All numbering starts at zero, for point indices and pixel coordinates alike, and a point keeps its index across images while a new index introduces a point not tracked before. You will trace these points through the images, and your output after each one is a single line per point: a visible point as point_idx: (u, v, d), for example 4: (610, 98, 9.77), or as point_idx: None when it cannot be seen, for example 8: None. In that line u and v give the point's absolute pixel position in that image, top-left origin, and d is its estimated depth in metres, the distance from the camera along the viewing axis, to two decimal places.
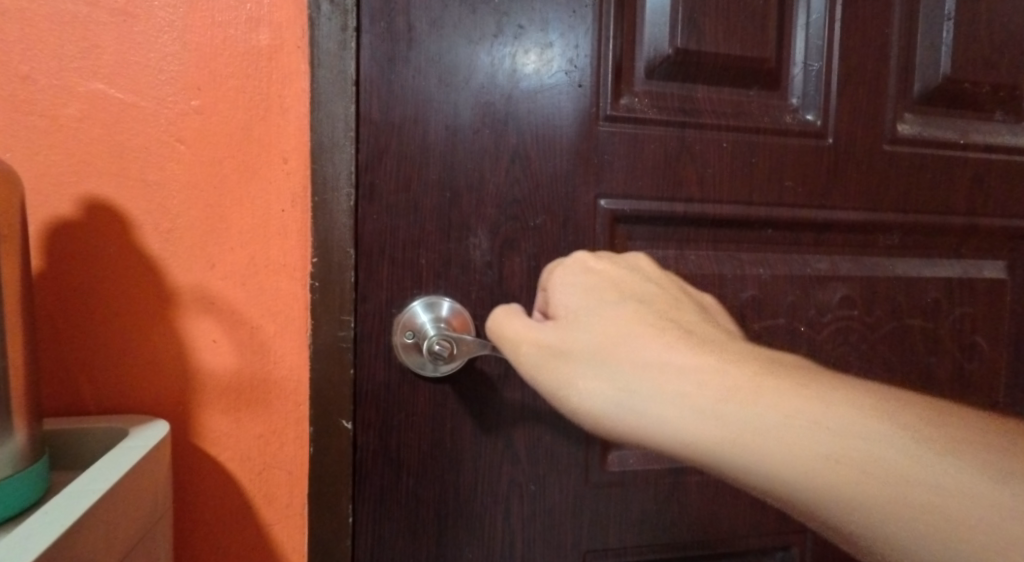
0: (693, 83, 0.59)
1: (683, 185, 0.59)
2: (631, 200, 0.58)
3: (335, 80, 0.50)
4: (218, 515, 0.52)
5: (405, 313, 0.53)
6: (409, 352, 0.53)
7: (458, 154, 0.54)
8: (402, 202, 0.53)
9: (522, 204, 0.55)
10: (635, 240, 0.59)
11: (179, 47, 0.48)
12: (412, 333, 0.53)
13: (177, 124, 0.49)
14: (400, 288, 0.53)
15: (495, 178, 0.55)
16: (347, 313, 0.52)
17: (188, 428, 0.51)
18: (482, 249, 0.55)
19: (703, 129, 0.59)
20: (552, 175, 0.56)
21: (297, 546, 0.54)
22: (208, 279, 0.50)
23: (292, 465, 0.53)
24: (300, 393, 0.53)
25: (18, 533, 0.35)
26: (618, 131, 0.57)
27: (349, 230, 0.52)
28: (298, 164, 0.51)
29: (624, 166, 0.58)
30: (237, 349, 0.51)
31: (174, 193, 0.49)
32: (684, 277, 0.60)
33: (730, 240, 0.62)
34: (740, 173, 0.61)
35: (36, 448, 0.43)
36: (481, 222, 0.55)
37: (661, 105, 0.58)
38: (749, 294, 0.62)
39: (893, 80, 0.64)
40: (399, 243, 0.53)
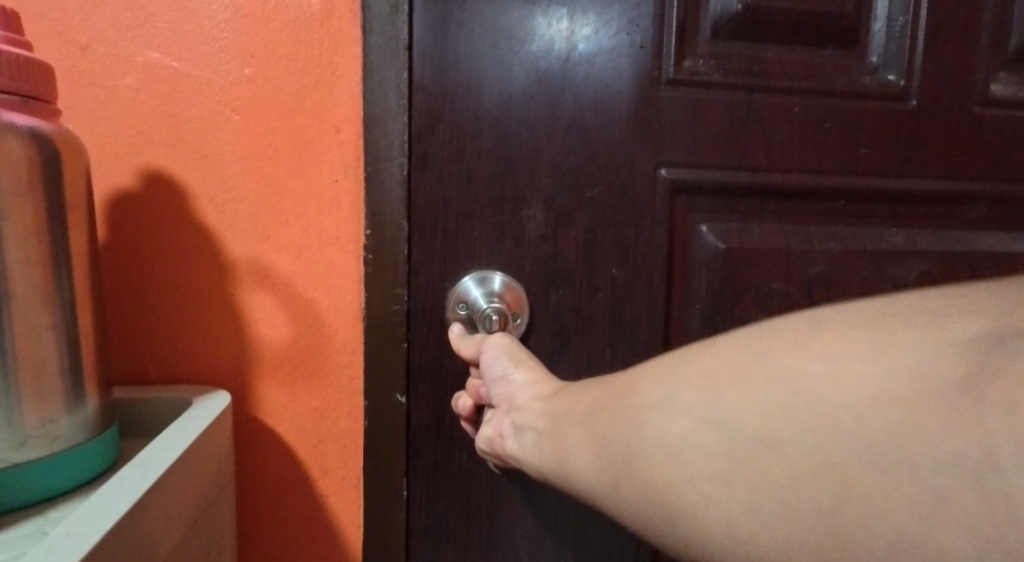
0: (763, 43, 0.55)
1: (749, 153, 0.56)
2: (693, 170, 0.55)
3: (387, 45, 0.49)
4: (275, 485, 0.53)
5: (462, 281, 0.52)
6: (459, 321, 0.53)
7: (513, 121, 0.52)
8: (455, 172, 0.51)
9: (578, 173, 0.53)
10: (697, 212, 0.57)
11: (231, 14, 0.47)
12: (465, 303, 0.52)
13: (230, 94, 0.48)
14: (453, 260, 0.52)
15: (551, 146, 0.52)
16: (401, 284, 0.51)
17: (246, 400, 0.51)
18: (537, 222, 0.53)
19: (771, 93, 0.56)
20: (611, 143, 0.53)
21: (353, 518, 0.54)
22: (263, 251, 0.50)
23: (347, 439, 0.53)
24: (353, 367, 0.52)
25: (94, 500, 0.35)
26: (681, 96, 0.54)
27: (401, 201, 0.51)
28: (350, 134, 0.50)
29: (687, 134, 0.55)
30: (292, 321, 0.51)
31: (229, 164, 0.49)
32: (749, 251, 0.57)
33: (798, 211, 0.58)
34: (811, 142, 0.57)
35: (105, 416, 0.44)
36: (537, 192, 0.53)
37: (728, 68, 0.55)
38: (817, 270, 0.58)
39: (988, 37, 0.59)
40: (451, 213, 0.52)
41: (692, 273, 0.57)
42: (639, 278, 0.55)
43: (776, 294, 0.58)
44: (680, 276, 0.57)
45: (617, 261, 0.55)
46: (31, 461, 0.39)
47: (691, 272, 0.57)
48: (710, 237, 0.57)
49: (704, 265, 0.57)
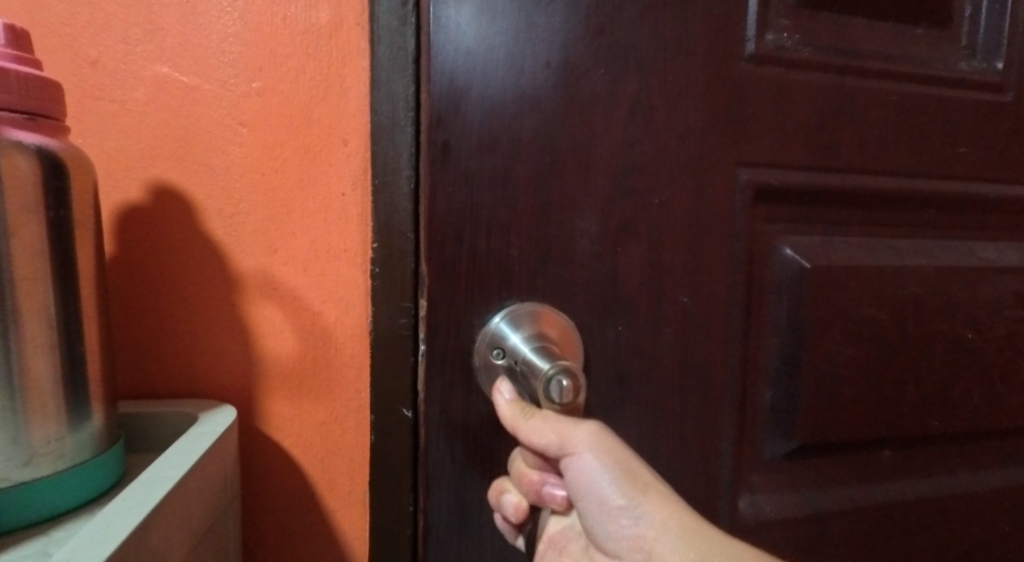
0: (850, 13, 0.52)
1: (841, 151, 0.52)
2: (776, 170, 0.51)
3: (395, 57, 0.46)
4: (282, 500, 0.52)
5: (497, 319, 0.46)
6: (492, 369, 0.46)
7: (561, 106, 0.45)
8: (489, 168, 0.45)
9: (641, 171, 0.48)
10: (776, 223, 0.52)
11: (241, 27, 0.47)
12: (502, 349, 0.46)
13: (239, 107, 0.48)
14: (492, 276, 0.46)
15: (608, 141, 0.47)
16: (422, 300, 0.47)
17: (253, 414, 0.51)
18: (590, 235, 0.47)
19: (865, 75, 0.52)
20: (668, 142, 0.48)
21: (359, 533, 0.53)
22: (271, 264, 0.50)
23: (353, 453, 0.52)
24: (361, 380, 0.52)
25: (99, 523, 0.35)
26: (762, 77, 0.49)
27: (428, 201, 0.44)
28: (358, 145, 0.49)
29: (772, 126, 0.50)
30: (299, 334, 0.51)
31: (237, 177, 0.49)
32: (838, 270, 0.53)
33: (876, 219, 0.55)
34: (904, 133, 0.54)
35: (111, 432, 0.44)
36: (589, 199, 0.47)
37: (815, 43, 0.51)
38: (911, 291, 0.55)
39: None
40: (491, 218, 0.45)
41: (772, 302, 0.52)
42: (711, 311, 0.50)
43: (868, 320, 0.54)
44: (760, 303, 0.52)
45: (685, 287, 0.50)
46: (35, 479, 0.39)
47: (770, 300, 0.52)
48: (793, 256, 0.52)
49: (785, 289, 0.52)
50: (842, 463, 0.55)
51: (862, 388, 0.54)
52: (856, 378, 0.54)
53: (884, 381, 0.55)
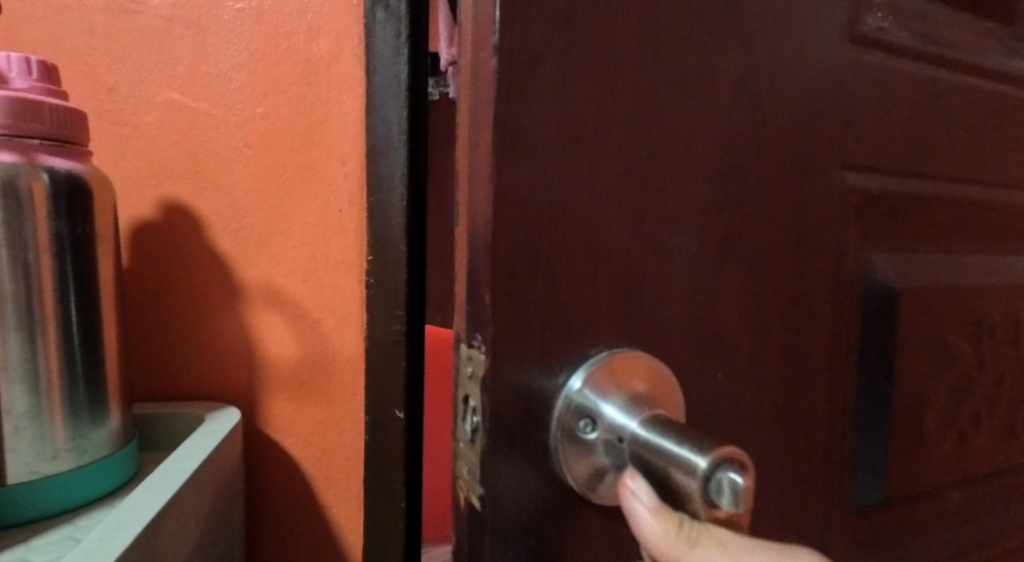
0: (933, 3, 0.44)
1: (929, 153, 0.43)
2: (879, 176, 0.41)
3: (390, 85, 0.50)
4: (283, 495, 0.56)
5: (587, 376, 0.29)
6: (582, 453, 0.29)
7: (651, 67, 0.30)
8: (565, 158, 0.28)
9: (746, 171, 0.34)
10: (869, 243, 0.41)
11: (246, 57, 0.51)
12: (596, 422, 0.29)
13: (244, 130, 0.52)
14: (578, 321, 0.30)
15: (714, 124, 0.32)
16: (479, 344, 0.28)
17: (255, 415, 0.55)
18: (689, 257, 0.32)
19: (953, 73, 0.44)
20: (800, 136, 0.36)
21: (356, 529, 0.56)
22: (273, 275, 0.53)
23: (350, 452, 0.55)
24: (357, 383, 0.55)
25: (121, 510, 0.38)
26: (869, 63, 0.38)
27: (501, 210, 0.27)
28: (355, 166, 0.53)
29: (875, 117, 0.39)
30: (299, 341, 0.54)
31: (242, 195, 0.53)
32: (927, 294, 0.43)
33: (948, 235, 0.46)
34: (983, 138, 0.46)
35: (127, 431, 0.47)
36: (690, 208, 0.32)
37: (909, 27, 0.41)
38: (988, 315, 0.47)
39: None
40: (574, 235, 0.29)
41: (867, 324, 0.41)
42: (811, 352, 0.38)
43: (952, 350, 0.45)
44: (859, 328, 0.40)
45: (788, 322, 0.36)
46: (62, 473, 0.43)
47: (866, 324, 0.41)
48: (886, 276, 0.41)
49: (877, 314, 0.41)
50: (920, 513, 0.46)
51: (946, 423, 0.46)
52: (944, 412, 0.45)
53: (965, 413, 0.47)
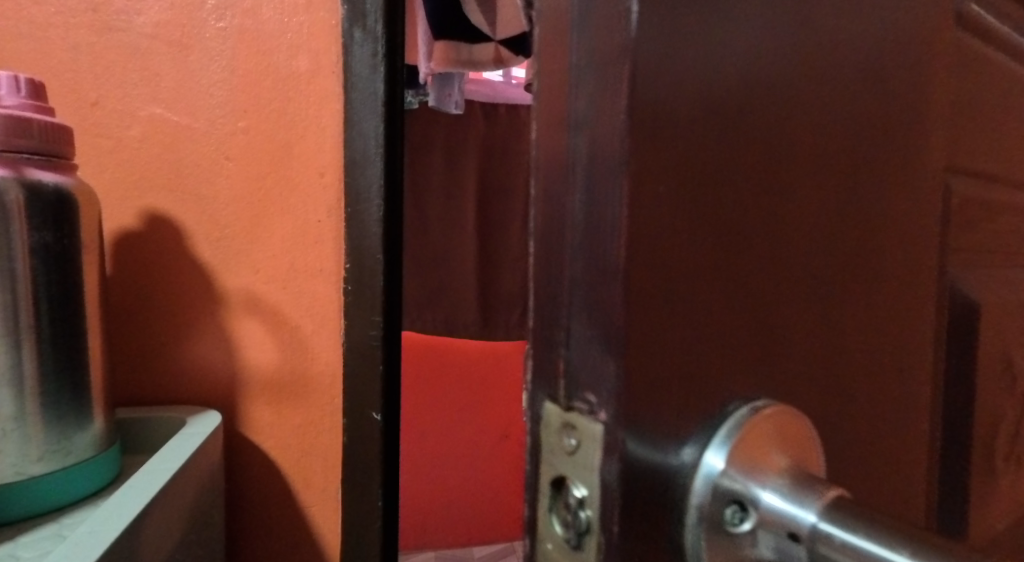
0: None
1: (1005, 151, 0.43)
2: (966, 181, 0.39)
3: (367, 101, 0.53)
4: (262, 496, 0.58)
5: (727, 455, 0.24)
6: (731, 549, 0.24)
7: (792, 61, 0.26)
8: (710, 175, 0.24)
9: (867, 175, 0.31)
10: (958, 260, 0.39)
11: (228, 74, 0.54)
12: (750, 510, 0.24)
13: (225, 143, 0.54)
14: (717, 360, 0.25)
15: (839, 131, 0.29)
16: (603, 419, 0.22)
17: (236, 418, 0.57)
18: (819, 281, 0.29)
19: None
20: (897, 143, 0.33)
21: (334, 528, 0.58)
22: (253, 283, 0.55)
23: (327, 453, 0.57)
24: (335, 387, 0.57)
25: (106, 508, 0.40)
26: (969, 47, 0.38)
27: (637, 249, 0.21)
28: (333, 177, 0.55)
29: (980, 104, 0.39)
30: (278, 346, 0.56)
31: (223, 205, 0.55)
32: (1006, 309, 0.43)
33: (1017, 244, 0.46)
34: None
35: (110, 434, 0.49)
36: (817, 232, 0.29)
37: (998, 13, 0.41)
38: None
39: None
40: (716, 263, 0.24)
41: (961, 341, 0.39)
42: (911, 376, 0.36)
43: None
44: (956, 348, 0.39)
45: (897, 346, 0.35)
46: (47, 473, 0.44)
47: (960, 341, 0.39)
48: (971, 292, 0.40)
49: (968, 330, 0.40)
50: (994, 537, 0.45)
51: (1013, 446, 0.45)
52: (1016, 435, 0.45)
53: None
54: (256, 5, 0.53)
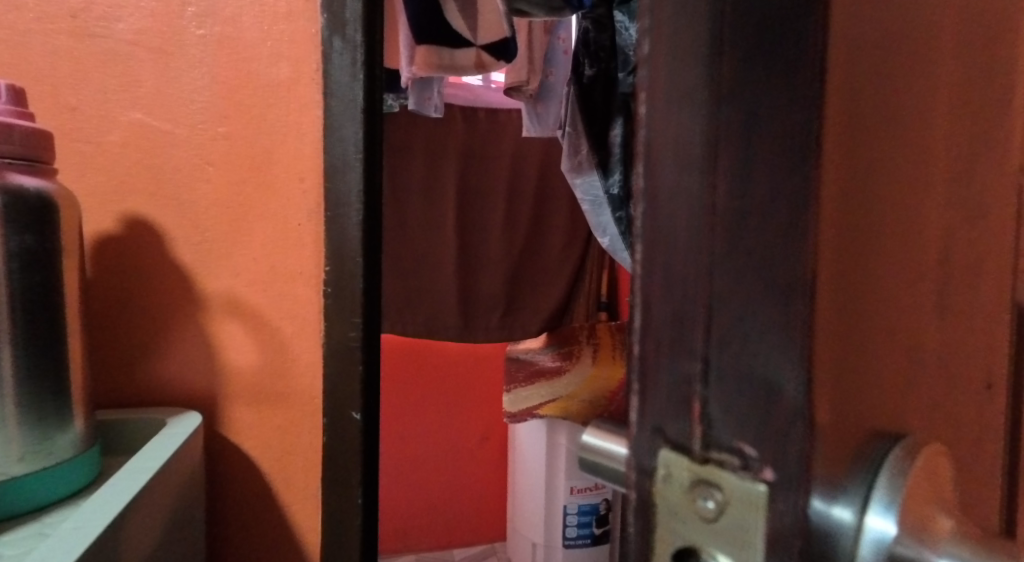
0: None
1: None
2: None
3: (346, 108, 0.55)
4: (243, 497, 0.58)
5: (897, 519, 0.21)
6: None
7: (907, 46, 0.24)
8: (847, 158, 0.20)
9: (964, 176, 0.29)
10: None
11: (209, 80, 0.54)
12: None
13: (206, 149, 0.55)
14: (866, 384, 0.22)
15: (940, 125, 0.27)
16: (766, 476, 0.18)
17: (216, 421, 0.57)
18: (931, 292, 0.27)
19: None
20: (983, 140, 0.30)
21: (314, 526, 0.59)
22: (234, 286, 0.56)
23: (308, 452, 0.58)
24: (315, 387, 0.58)
25: (87, 506, 0.41)
26: None
27: (779, 271, 0.18)
28: (313, 183, 0.56)
29: None
30: (259, 348, 0.57)
31: (204, 209, 0.55)
32: None
33: None
34: None
35: (90, 436, 0.50)
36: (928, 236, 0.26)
37: None
38: None
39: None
40: (865, 278, 0.22)
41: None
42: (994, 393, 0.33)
43: None
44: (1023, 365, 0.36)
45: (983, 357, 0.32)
46: (27, 474, 0.44)
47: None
48: None
49: None
50: None
51: None
52: None
53: None
54: (237, 13, 0.54)
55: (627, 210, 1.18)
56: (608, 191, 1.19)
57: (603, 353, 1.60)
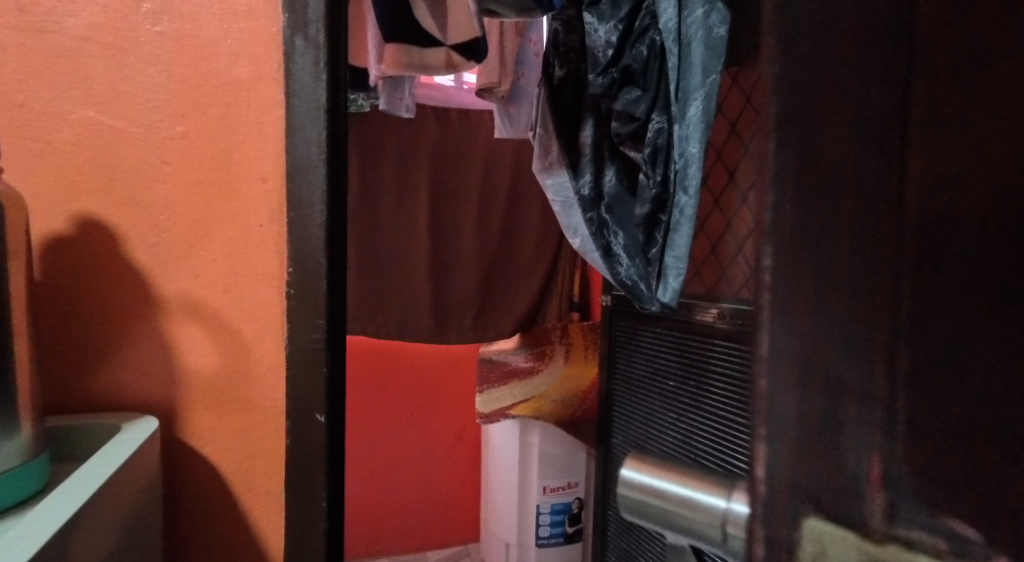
0: None
1: None
2: None
3: (309, 108, 0.54)
4: (201, 505, 0.57)
5: None
6: None
7: None
8: None
9: None
10: None
11: (166, 78, 0.53)
12: None
13: (163, 148, 0.54)
14: None
15: None
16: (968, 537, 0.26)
17: (174, 425, 0.56)
18: None
19: None
20: None
21: (277, 531, 0.58)
22: (193, 287, 0.55)
23: (270, 456, 0.58)
24: (277, 390, 0.57)
25: (33, 514, 0.40)
26: None
27: (885, 328, 0.28)
28: (275, 183, 0.55)
29: None
30: (218, 350, 0.56)
31: (161, 210, 0.54)
32: None
33: None
34: None
35: (38, 443, 0.48)
36: None
37: None
38: None
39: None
40: None
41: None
42: None
43: None
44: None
45: None
46: None
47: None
48: None
49: None
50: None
51: None
52: None
53: None
54: (194, 11, 0.54)
55: (596, 211, 1.18)
56: (579, 192, 1.19)
57: (575, 353, 1.71)
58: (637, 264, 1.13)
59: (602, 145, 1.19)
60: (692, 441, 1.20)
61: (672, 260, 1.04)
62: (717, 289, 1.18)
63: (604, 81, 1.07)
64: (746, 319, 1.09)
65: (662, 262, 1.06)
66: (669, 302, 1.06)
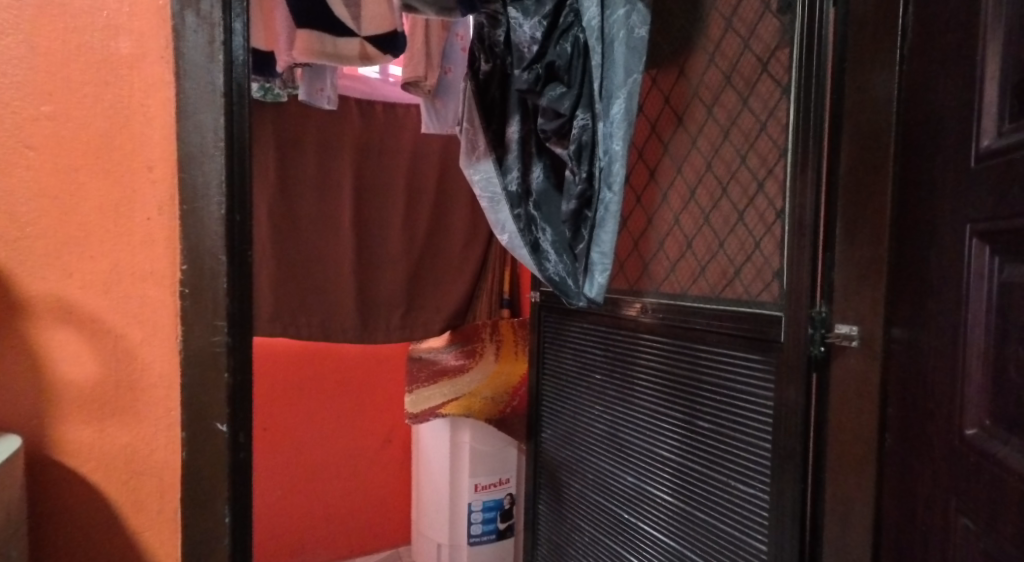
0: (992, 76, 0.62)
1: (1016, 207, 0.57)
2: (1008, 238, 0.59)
3: (203, 92, 0.50)
4: (79, 528, 0.51)
5: None
6: None
7: None
8: None
9: None
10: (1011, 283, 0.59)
11: (27, 51, 0.47)
12: None
13: (25, 129, 0.48)
14: None
15: None
16: None
17: (45, 441, 0.50)
18: None
19: None
20: None
21: (171, 553, 0.53)
22: (64, 287, 0.49)
23: (162, 471, 0.52)
24: (170, 399, 0.52)
25: None
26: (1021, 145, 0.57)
27: None
28: (163, 172, 0.50)
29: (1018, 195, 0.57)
30: (97, 357, 0.50)
31: (24, 198, 0.48)
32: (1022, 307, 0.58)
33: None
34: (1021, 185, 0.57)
35: None
36: None
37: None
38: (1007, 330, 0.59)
39: (827, 69, 0.84)
40: None
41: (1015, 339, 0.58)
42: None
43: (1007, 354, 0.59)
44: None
45: None
46: None
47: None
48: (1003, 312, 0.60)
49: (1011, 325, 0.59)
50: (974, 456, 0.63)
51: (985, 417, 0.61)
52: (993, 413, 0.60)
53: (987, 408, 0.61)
54: None
55: (524, 208, 1.16)
56: (506, 188, 1.17)
57: (506, 349, 1.71)
58: (564, 260, 1.11)
59: (529, 142, 1.17)
60: (618, 432, 1.20)
61: (598, 256, 1.05)
62: (639, 284, 1.18)
63: (529, 77, 1.03)
64: (668, 312, 1.09)
65: (588, 257, 1.06)
66: (595, 297, 1.06)
